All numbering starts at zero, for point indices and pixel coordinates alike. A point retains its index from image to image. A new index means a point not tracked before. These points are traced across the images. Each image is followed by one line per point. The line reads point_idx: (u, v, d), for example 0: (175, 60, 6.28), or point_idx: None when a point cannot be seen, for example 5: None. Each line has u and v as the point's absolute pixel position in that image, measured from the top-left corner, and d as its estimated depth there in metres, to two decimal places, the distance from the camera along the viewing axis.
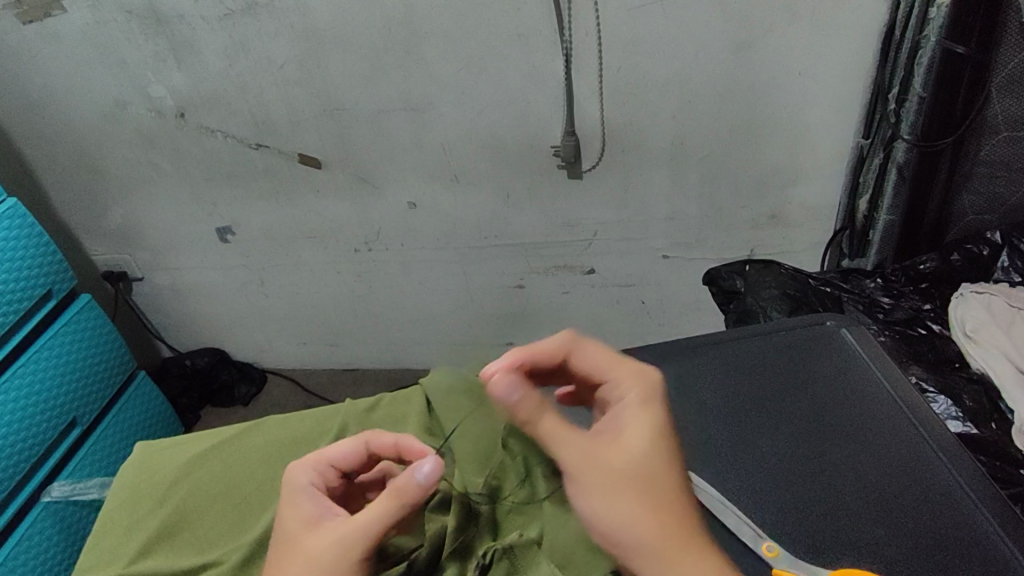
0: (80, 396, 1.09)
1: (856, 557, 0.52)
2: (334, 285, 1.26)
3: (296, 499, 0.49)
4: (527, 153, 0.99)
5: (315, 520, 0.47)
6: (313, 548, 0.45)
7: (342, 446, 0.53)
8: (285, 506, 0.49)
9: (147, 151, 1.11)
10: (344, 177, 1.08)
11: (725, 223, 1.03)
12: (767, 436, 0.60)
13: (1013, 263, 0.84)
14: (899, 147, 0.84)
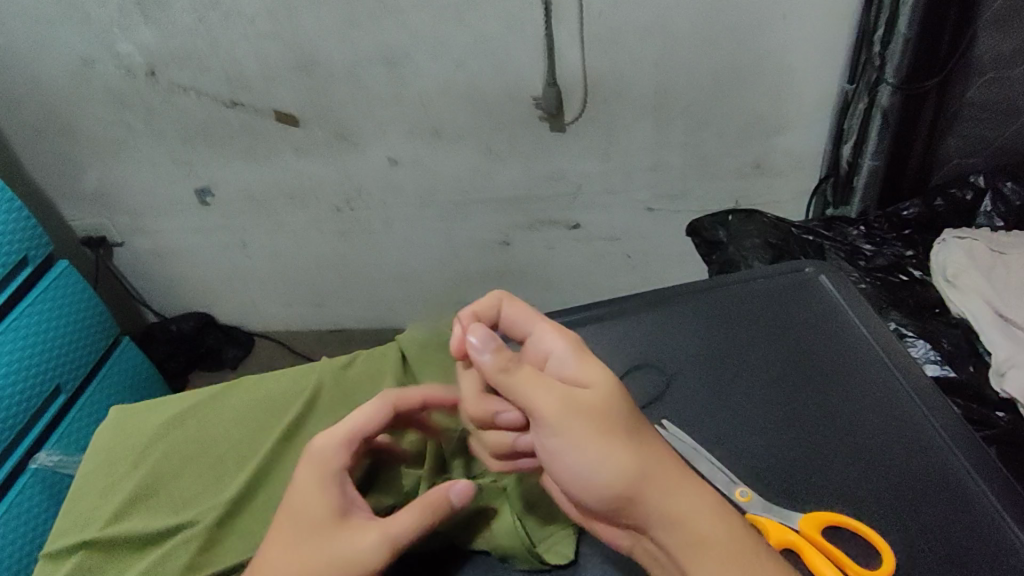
0: (64, 362, 1.09)
1: (830, 497, 0.52)
2: (318, 246, 1.25)
3: (322, 485, 0.48)
4: (508, 105, 0.97)
5: (338, 513, 0.47)
6: (340, 548, 0.46)
7: (368, 406, 0.51)
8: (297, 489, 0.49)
9: (119, 111, 1.09)
10: (322, 135, 1.05)
11: (709, 173, 1.02)
12: (744, 383, 0.61)
13: (996, 207, 0.84)
14: (883, 91, 0.81)
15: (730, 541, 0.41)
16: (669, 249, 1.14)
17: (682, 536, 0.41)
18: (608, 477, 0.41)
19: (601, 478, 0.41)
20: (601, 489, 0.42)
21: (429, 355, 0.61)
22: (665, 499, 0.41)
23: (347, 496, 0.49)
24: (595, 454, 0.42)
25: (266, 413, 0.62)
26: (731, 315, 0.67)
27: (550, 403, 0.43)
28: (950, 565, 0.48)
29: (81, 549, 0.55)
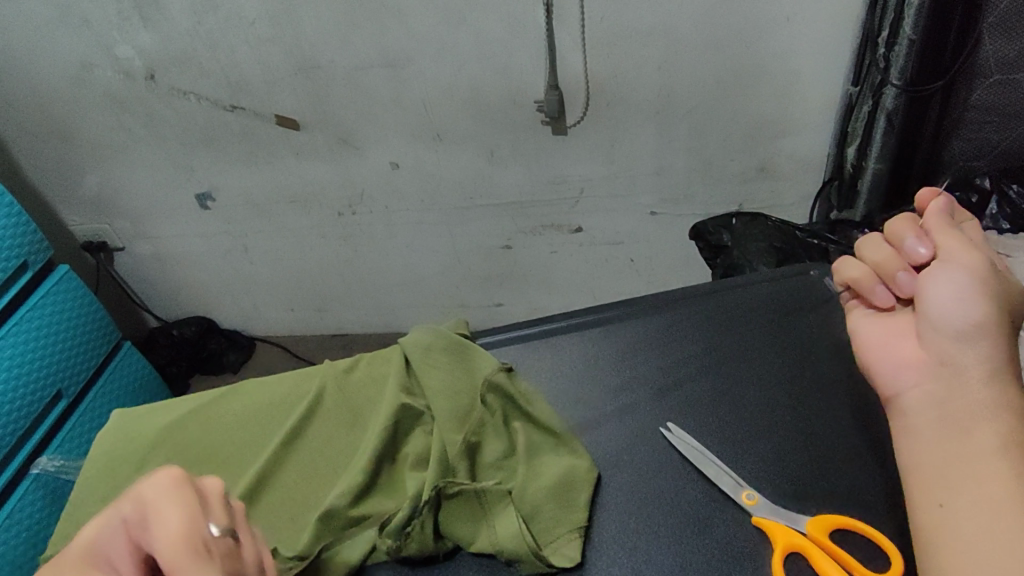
0: (66, 367, 1.09)
1: (838, 502, 0.51)
2: (320, 250, 1.24)
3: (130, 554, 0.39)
4: (511, 108, 0.96)
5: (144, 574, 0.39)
6: None
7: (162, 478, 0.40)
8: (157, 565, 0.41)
9: (120, 116, 1.08)
10: (324, 138, 1.05)
11: (713, 177, 1.02)
12: (749, 384, 0.60)
13: (1002, 211, 0.82)
14: (888, 93, 0.81)
15: (1019, 474, 0.38)
16: (673, 253, 1.13)
17: (999, 461, 0.39)
18: (993, 325, 0.43)
19: (979, 359, 0.42)
20: (1007, 441, 0.39)
21: (432, 358, 0.60)
22: (997, 355, 0.42)
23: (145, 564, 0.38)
24: (987, 348, 0.42)
25: (269, 416, 0.62)
26: (736, 317, 0.67)
27: (945, 292, 0.44)
28: None
29: None
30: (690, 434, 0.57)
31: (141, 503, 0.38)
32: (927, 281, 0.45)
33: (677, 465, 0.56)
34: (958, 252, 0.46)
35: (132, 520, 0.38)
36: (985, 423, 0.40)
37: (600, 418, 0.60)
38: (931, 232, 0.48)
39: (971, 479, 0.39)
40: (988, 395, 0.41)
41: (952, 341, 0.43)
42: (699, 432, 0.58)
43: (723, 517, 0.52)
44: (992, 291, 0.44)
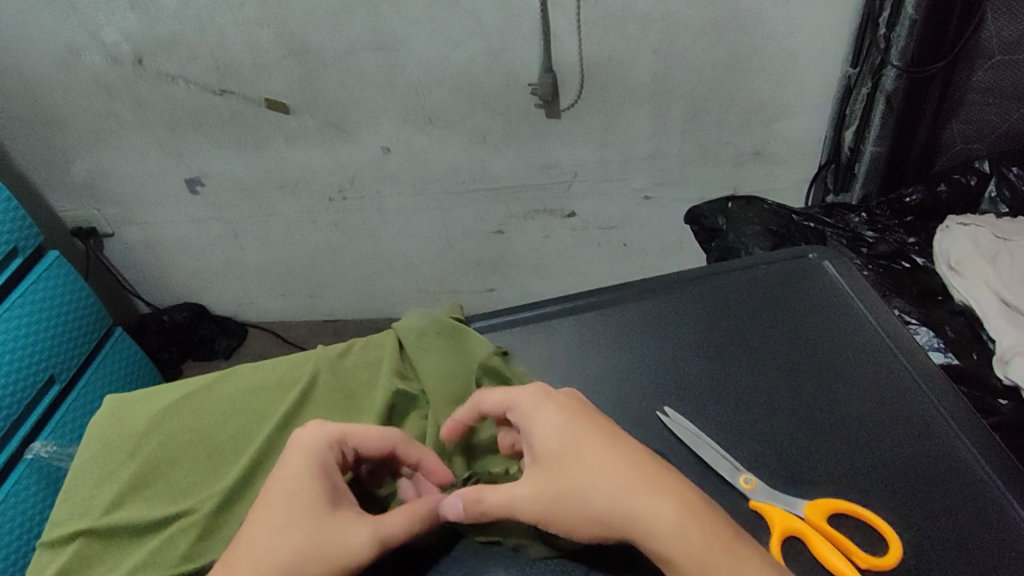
0: (58, 352, 1.08)
1: (835, 484, 0.51)
2: (311, 236, 1.23)
3: (313, 479, 0.45)
4: (504, 92, 0.95)
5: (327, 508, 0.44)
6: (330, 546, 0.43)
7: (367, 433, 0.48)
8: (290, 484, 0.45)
9: (106, 100, 1.06)
10: (314, 123, 1.03)
11: (708, 161, 1.01)
12: (747, 369, 0.60)
13: (1001, 193, 0.82)
14: (888, 74, 0.80)
15: (694, 531, 0.41)
16: (667, 238, 1.13)
17: (688, 544, 0.41)
18: (567, 440, 0.45)
19: (608, 475, 0.43)
20: (665, 537, 0.41)
21: (426, 342, 0.59)
22: (585, 460, 0.44)
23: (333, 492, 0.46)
24: (590, 457, 0.44)
25: (264, 400, 0.61)
26: (734, 300, 0.66)
27: (550, 437, 0.46)
28: (960, 553, 0.47)
29: (79, 538, 0.54)
30: (686, 417, 0.57)
31: (302, 479, 0.45)
32: (504, 484, 0.46)
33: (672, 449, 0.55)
34: (545, 424, 0.46)
35: (312, 497, 0.44)
36: (646, 515, 0.42)
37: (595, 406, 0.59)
38: (482, 492, 0.46)
39: (708, 562, 0.40)
40: (640, 495, 0.42)
41: (587, 481, 0.43)
42: (696, 415, 0.57)
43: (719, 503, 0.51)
44: (550, 451, 0.45)
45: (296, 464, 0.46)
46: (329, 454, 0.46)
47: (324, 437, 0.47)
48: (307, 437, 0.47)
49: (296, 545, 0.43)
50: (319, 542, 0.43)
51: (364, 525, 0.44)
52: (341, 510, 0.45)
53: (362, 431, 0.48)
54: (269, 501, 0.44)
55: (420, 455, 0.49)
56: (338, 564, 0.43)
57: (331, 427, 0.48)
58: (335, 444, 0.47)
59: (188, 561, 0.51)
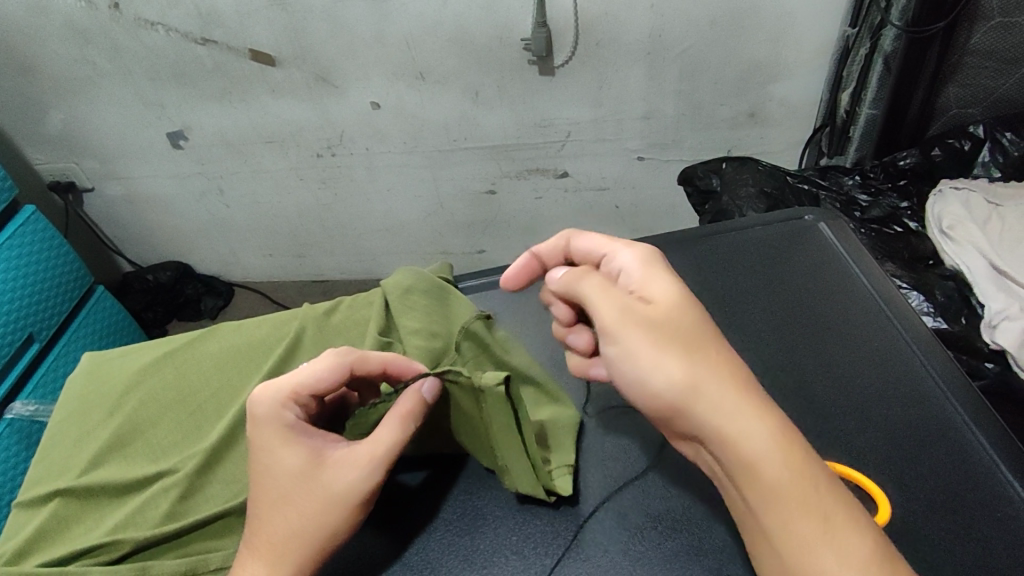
0: (37, 311, 1.06)
1: (827, 447, 0.52)
2: (298, 194, 1.21)
3: (286, 443, 0.47)
4: (496, 46, 0.92)
5: (310, 465, 0.46)
6: (330, 489, 0.46)
7: (311, 372, 0.47)
8: (266, 454, 0.47)
9: (82, 47, 1.02)
10: (301, 76, 1.00)
11: (702, 122, 1.00)
12: (740, 334, 0.60)
13: (993, 157, 0.83)
14: (889, 34, 0.78)
15: (787, 449, 0.37)
16: (659, 201, 1.12)
17: (775, 457, 0.36)
18: (676, 309, 0.42)
19: (709, 358, 0.39)
20: (752, 435, 0.37)
21: (411, 300, 0.59)
22: (683, 330, 0.40)
23: (312, 442, 0.48)
24: (689, 337, 0.40)
25: (246, 359, 0.61)
26: (728, 261, 0.66)
27: (657, 294, 0.43)
28: (944, 514, 0.48)
29: (56, 498, 0.54)
30: None
31: (277, 453, 0.47)
32: (590, 304, 0.44)
33: None
34: (656, 291, 0.43)
35: (295, 462, 0.46)
36: (737, 411, 0.37)
37: None
38: (577, 280, 0.46)
39: (796, 491, 0.36)
40: (739, 397, 0.37)
41: (686, 348, 0.39)
42: None
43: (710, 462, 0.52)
44: (653, 305, 0.42)
45: (264, 442, 0.47)
46: (285, 413, 0.47)
47: (274, 400, 0.47)
48: (260, 408, 0.47)
49: (305, 512, 0.46)
50: (323, 494, 0.46)
51: (352, 466, 0.46)
52: (330, 458, 0.47)
53: (303, 374, 0.48)
54: (264, 483, 0.46)
55: (381, 364, 0.49)
56: (350, 500, 0.46)
57: (278, 386, 0.48)
58: (288, 400, 0.48)
59: (169, 520, 0.50)
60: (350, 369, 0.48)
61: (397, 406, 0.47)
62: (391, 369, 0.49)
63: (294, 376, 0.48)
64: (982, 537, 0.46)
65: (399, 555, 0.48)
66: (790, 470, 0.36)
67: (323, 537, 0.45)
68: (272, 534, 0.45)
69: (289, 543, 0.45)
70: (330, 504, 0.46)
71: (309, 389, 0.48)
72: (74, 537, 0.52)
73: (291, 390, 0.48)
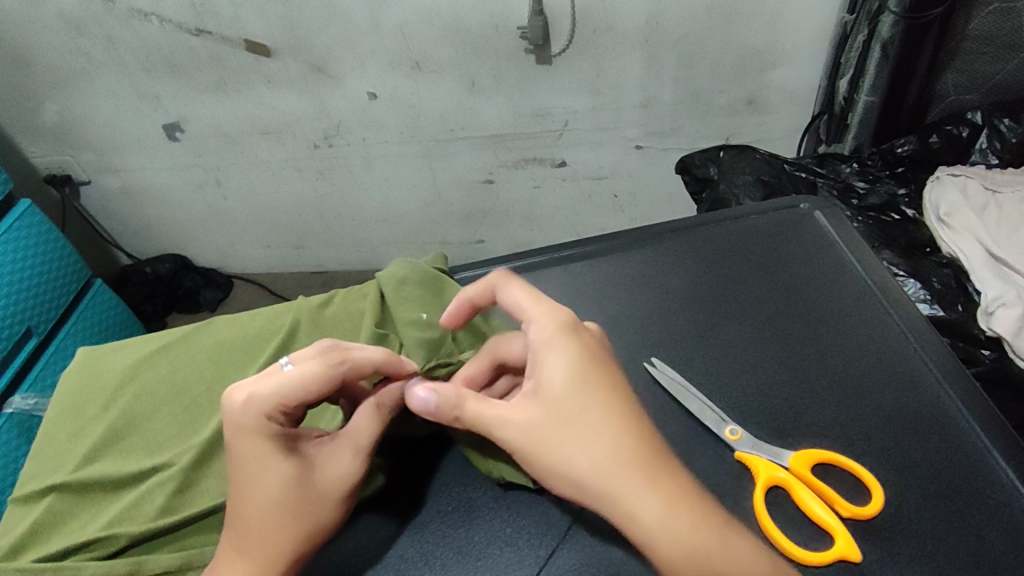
0: (36, 304, 1.06)
1: (822, 434, 0.52)
2: (295, 185, 1.20)
3: (274, 451, 0.45)
4: (492, 34, 0.92)
5: (302, 469, 0.46)
6: (324, 489, 0.46)
7: (305, 386, 0.45)
8: (255, 464, 0.45)
9: (76, 38, 1.01)
10: (297, 66, 1.00)
11: (700, 110, 0.99)
12: (735, 322, 0.60)
13: (991, 144, 0.82)
14: (886, 20, 0.76)
15: (680, 517, 0.39)
16: (657, 189, 1.12)
17: (667, 529, 0.39)
18: (571, 400, 0.42)
19: (601, 450, 0.41)
20: (644, 525, 0.39)
21: (406, 291, 0.59)
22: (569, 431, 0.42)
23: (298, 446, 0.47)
24: (581, 433, 0.41)
25: (242, 352, 0.61)
26: (723, 249, 0.66)
27: (555, 381, 0.43)
28: (938, 500, 0.48)
29: (52, 494, 0.54)
30: (670, 367, 0.57)
31: (268, 461, 0.45)
32: (492, 406, 0.44)
33: (661, 399, 0.55)
34: (553, 365, 0.44)
35: (284, 468, 0.45)
36: (628, 503, 0.39)
37: None
38: (465, 401, 0.45)
39: (694, 560, 0.39)
40: (630, 478, 0.40)
41: (578, 446, 0.41)
42: (683, 368, 0.57)
43: (707, 449, 0.52)
44: (547, 403, 0.43)
45: (249, 454, 0.45)
46: (273, 424, 0.45)
47: (261, 413, 0.45)
48: (243, 421, 0.45)
49: (298, 515, 0.45)
50: (318, 493, 0.46)
51: (347, 463, 0.47)
52: (319, 457, 0.47)
53: (294, 389, 0.45)
54: (252, 495, 0.45)
55: (372, 368, 0.48)
56: (344, 494, 0.47)
57: (265, 398, 0.45)
58: (275, 410, 0.45)
59: (164, 515, 0.51)
60: (342, 377, 0.47)
61: (381, 395, 0.49)
62: (385, 369, 0.49)
63: (283, 388, 0.45)
64: (975, 529, 0.47)
65: (395, 546, 0.49)
66: (688, 539, 0.39)
67: (316, 537, 0.46)
68: (264, 540, 0.44)
69: (285, 544, 0.45)
70: (324, 501, 0.46)
71: (298, 402, 0.46)
72: (70, 531, 0.52)
73: (278, 403, 0.45)
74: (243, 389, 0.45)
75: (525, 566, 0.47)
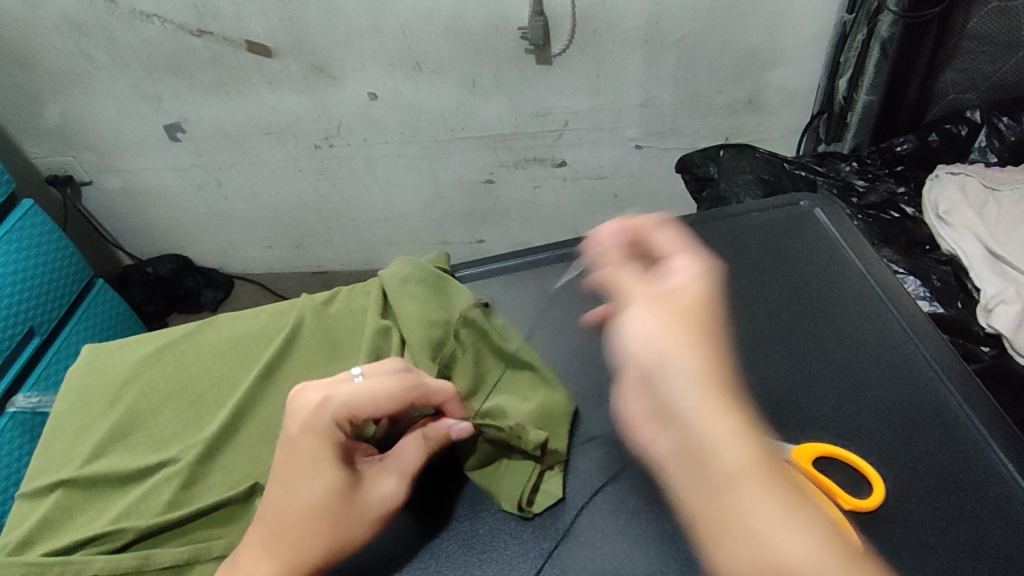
0: (38, 304, 1.06)
1: (824, 429, 0.52)
2: (297, 185, 1.21)
3: (331, 465, 0.46)
4: (493, 35, 0.92)
5: (348, 483, 0.46)
6: (365, 508, 0.47)
7: (377, 404, 0.46)
8: (306, 473, 0.45)
9: (78, 40, 1.02)
10: (298, 66, 1.00)
11: (701, 109, 1.00)
12: (736, 319, 0.60)
13: (990, 142, 0.83)
14: (886, 19, 0.77)
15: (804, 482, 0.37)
16: (657, 188, 1.12)
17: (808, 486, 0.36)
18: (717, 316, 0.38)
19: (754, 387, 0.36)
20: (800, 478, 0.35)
21: (409, 289, 0.59)
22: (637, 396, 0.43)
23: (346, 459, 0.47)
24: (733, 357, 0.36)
25: (246, 348, 0.61)
26: (725, 247, 0.66)
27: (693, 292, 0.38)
28: (939, 495, 0.48)
29: (59, 489, 0.54)
30: None
31: (319, 472, 0.45)
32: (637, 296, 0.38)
33: None
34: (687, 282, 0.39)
35: (337, 482, 0.46)
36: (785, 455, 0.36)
37: (587, 347, 0.60)
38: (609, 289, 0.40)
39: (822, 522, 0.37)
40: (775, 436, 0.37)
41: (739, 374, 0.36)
42: None
43: None
44: (691, 309, 0.37)
45: (303, 462, 0.45)
46: (337, 436, 0.46)
47: (332, 421, 0.45)
48: (313, 426, 0.45)
49: (336, 528, 0.46)
50: (360, 511, 0.46)
51: (393, 483, 0.47)
52: (365, 474, 0.47)
53: (366, 404, 0.46)
54: (297, 503, 0.45)
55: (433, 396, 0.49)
56: (381, 514, 0.47)
57: (337, 407, 0.45)
58: (343, 422, 0.46)
59: (171, 509, 0.51)
60: (408, 401, 0.47)
61: (432, 427, 0.49)
62: (443, 400, 0.49)
63: (357, 402, 0.45)
64: (974, 520, 0.47)
65: (400, 542, 0.49)
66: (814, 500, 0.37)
67: (346, 550, 0.46)
68: (300, 550, 0.45)
69: (318, 553, 0.45)
70: (364, 517, 0.47)
71: (367, 416, 0.46)
72: (76, 527, 0.52)
73: (350, 415, 0.46)
74: (322, 394, 0.45)
75: (528, 560, 0.47)
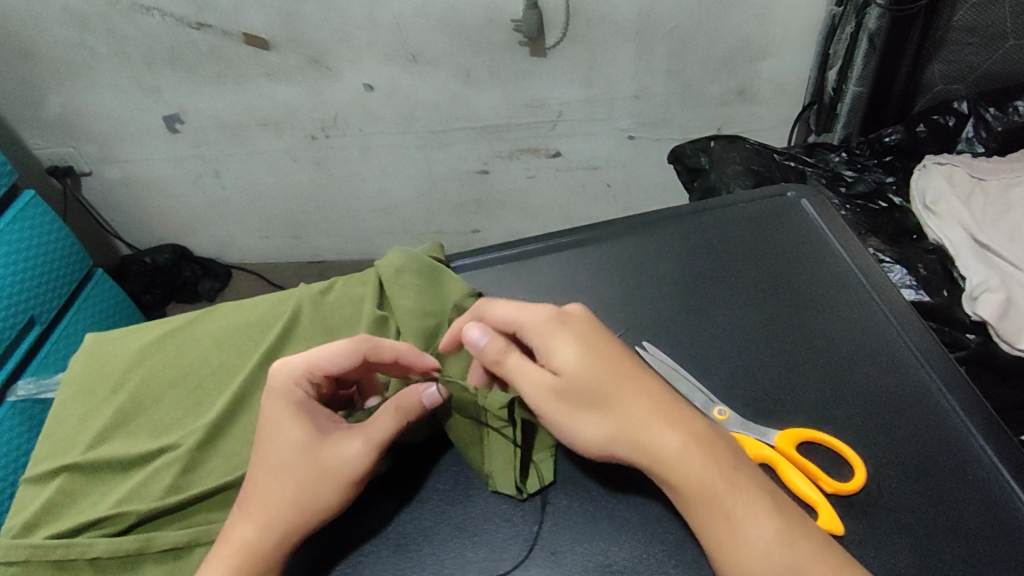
0: (38, 294, 1.07)
1: (806, 415, 0.54)
2: (294, 176, 1.22)
3: (296, 417, 0.50)
4: (487, 27, 0.93)
5: (314, 438, 0.50)
6: (330, 466, 0.49)
7: (330, 357, 0.50)
8: (274, 423, 0.50)
9: (77, 32, 1.03)
10: (295, 58, 1.01)
11: (693, 100, 1.01)
12: (723, 308, 0.61)
13: (977, 133, 0.84)
14: (872, 13, 0.78)
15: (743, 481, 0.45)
16: (650, 178, 1.14)
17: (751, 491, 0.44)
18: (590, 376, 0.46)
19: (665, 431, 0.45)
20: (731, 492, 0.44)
21: (403, 279, 0.61)
22: (622, 401, 0.46)
23: (318, 421, 0.51)
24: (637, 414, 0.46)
25: (244, 337, 0.62)
26: (714, 238, 0.67)
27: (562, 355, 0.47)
28: (914, 478, 0.50)
29: (63, 474, 0.56)
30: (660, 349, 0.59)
31: (286, 423, 0.50)
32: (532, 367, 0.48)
33: None
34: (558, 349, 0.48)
35: (303, 435, 0.50)
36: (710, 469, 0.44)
37: None
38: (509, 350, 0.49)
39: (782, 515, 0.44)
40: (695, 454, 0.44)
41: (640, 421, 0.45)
42: (672, 352, 0.59)
43: None
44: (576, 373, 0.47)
45: (272, 413, 0.50)
46: (297, 389, 0.51)
47: (289, 375, 0.51)
48: (276, 380, 0.51)
49: (302, 481, 0.48)
50: (324, 467, 0.49)
51: (357, 442, 0.49)
52: (333, 434, 0.50)
53: (321, 358, 0.51)
54: (267, 453, 0.49)
55: (393, 356, 0.51)
56: (347, 475, 0.48)
57: (295, 363, 0.51)
58: (303, 375, 0.51)
59: (172, 493, 0.53)
60: (363, 357, 0.51)
61: (399, 394, 0.50)
62: (405, 361, 0.51)
63: (311, 357, 0.51)
64: (953, 505, 0.48)
65: (395, 523, 0.51)
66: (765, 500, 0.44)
67: (316, 510, 0.48)
68: (265, 500, 0.48)
69: (286, 508, 0.48)
70: (331, 476, 0.48)
71: (324, 371, 0.51)
72: (81, 510, 0.54)
73: (307, 369, 0.51)
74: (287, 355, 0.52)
75: (520, 542, 0.49)
